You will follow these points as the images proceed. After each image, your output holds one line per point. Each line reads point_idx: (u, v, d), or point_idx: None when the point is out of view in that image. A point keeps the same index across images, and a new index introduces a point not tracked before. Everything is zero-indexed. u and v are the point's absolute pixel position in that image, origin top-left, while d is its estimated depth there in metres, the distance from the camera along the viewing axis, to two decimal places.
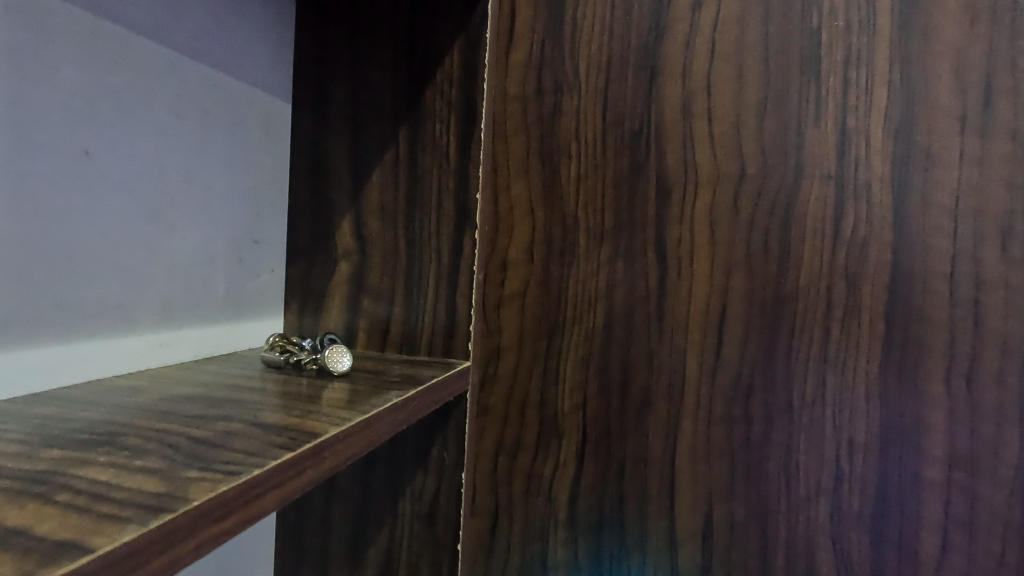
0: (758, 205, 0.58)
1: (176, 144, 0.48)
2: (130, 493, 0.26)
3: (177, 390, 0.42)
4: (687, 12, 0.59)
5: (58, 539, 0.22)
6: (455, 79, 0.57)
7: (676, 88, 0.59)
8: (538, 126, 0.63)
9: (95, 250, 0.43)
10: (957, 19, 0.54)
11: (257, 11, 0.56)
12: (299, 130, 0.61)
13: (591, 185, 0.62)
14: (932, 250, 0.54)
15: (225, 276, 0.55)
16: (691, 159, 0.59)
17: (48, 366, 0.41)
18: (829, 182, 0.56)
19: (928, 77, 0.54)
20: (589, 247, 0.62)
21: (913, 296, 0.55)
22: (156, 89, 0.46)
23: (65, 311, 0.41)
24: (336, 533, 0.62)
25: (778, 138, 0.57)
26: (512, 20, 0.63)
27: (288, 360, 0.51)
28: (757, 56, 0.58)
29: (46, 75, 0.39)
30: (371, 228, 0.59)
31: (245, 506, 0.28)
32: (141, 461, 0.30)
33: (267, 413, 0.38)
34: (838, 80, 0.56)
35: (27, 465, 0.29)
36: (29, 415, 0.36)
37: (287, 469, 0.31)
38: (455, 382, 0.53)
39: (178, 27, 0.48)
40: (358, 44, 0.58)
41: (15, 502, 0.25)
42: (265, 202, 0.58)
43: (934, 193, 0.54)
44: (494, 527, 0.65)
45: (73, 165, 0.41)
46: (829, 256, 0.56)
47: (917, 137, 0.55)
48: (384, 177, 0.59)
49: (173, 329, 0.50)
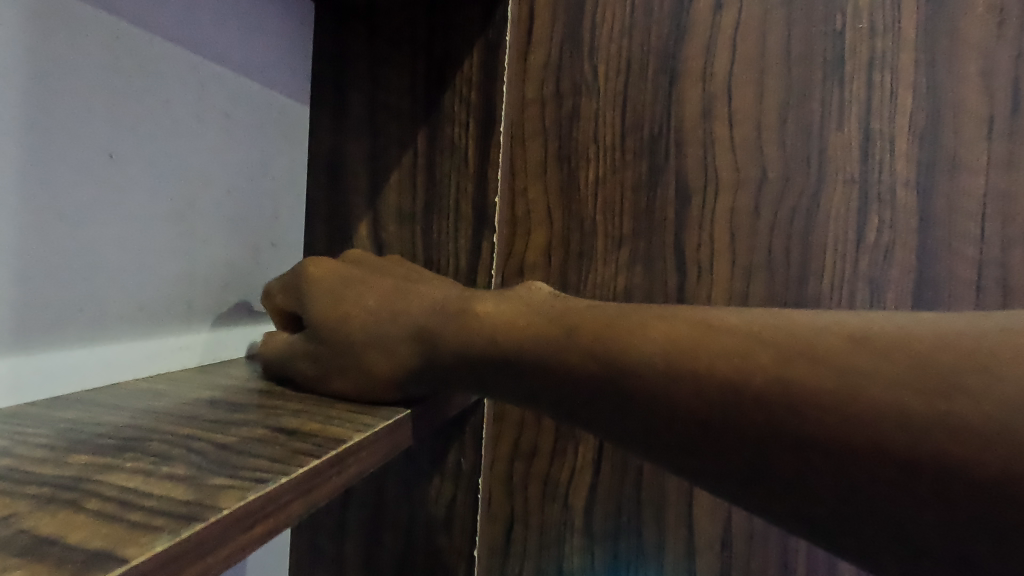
0: (780, 209, 0.57)
1: (196, 146, 0.48)
2: (159, 501, 0.26)
3: (198, 394, 0.42)
4: (708, 14, 0.58)
5: (92, 549, 0.22)
6: (474, 82, 0.58)
7: (697, 91, 0.59)
8: (555, 128, 0.62)
9: (116, 254, 0.43)
10: (983, 21, 0.53)
11: (278, 13, 0.55)
12: (317, 133, 0.61)
13: (610, 189, 0.61)
14: (957, 256, 0.54)
15: (244, 279, 0.55)
16: (711, 163, 0.59)
17: (72, 369, 0.41)
18: (852, 186, 0.56)
19: (954, 81, 0.54)
20: (607, 251, 0.61)
21: (939, 302, 0.54)
22: (178, 92, 0.46)
23: (88, 314, 0.41)
24: (352, 538, 0.62)
25: (800, 141, 0.57)
26: (530, 21, 0.63)
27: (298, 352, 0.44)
28: (779, 58, 0.57)
29: (72, 79, 0.39)
30: (389, 233, 0.60)
31: (271, 514, 0.28)
32: (169, 468, 0.29)
33: (289, 418, 0.38)
34: (860, 84, 0.55)
35: (56, 471, 0.29)
36: (55, 419, 0.36)
37: (311, 477, 0.31)
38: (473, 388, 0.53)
39: (198, 30, 0.47)
40: (376, 50, 0.59)
41: (46, 509, 0.25)
42: (283, 205, 0.58)
43: (959, 198, 0.53)
44: (509, 533, 0.64)
45: (96, 167, 0.41)
46: (852, 261, 0.56)
47: (942, 141, 0.54)
48: (402, 180, 0.60)
49: (192, 331, 0.50)
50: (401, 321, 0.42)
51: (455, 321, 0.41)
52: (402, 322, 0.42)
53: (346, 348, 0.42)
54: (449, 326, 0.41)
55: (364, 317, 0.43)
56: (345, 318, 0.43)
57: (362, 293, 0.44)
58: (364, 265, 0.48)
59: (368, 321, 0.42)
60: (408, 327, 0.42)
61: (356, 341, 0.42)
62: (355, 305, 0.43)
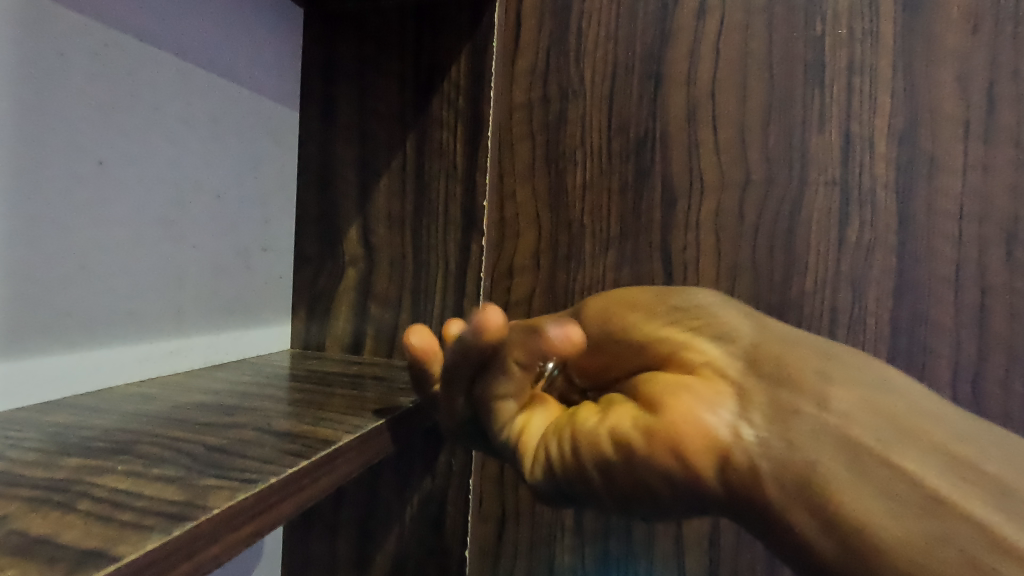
0: (763, 211, 0.58)
1: (186, 153, 0.48)
2: (149, 502, 0.26)
3: (189, 397, 0.43)
4: (691, 20, 0.59)
5: (82, 548, 0.23)
6: (462, 87, 0.59)
7: (681, 95, 0.60)
8: (543, 132, 0.64)
9: (105, 260, 0.43)
10: (959, 26, 0.54)
11: (267, 20, 0.56)
12: (307, 139, 0.62)
13: (597, 192, 0.62)
14: (936, 256, 0.55)
15: (235, 284, 0.55)
16: (695, 165, 0.60)
17: (62, 374, 0.41)
18: (833, 188, 0.57)
19: (931, 85, 0.55)
20: (595, 254, 0.62)
21: (918, 301, 0.55)
22: (167, 99, 0.46)
23: (78, 319, 0.42)
24: (344, 540, 0.62)
25: (783, 143, 0.58)
26: (517, 28, 0.64)
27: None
28: (761, 62, 0.58)
29: (61, 86, 0.39)
30: (379, 236, 0.61)
31: (261, 514, 0.28)
32: (160, 470, 0.30)
33: (280, 420, 0.39)
34: (841, 88, 0.57)
35: (47, 473, 0.29)
36: (46, 423, 0.36)
37: (301, 478, 0.31)
38: None
39: (187, 38, 0.48)
40: (365, 56, 0.60)
41: (37, 511, 0.26)
42: (273, 209, 0.59)
43: (937, 199, 0.55)
44: (500, 532, 0.65)
45: (86, 174, 0.41)
46: (834, 261, 0.57)
47: (920, 143, 0.55)
48: (391, 184, 0.61)
49: (184, 336, 0.50)
50: (659, 353, 0.36)
51: (648, 382, 0.34)
52: (650, 356, 0.36)
53: (603, 327, 0.39)
54: (626, 387, 0.37)
55: (640, 311, 0.37)
56: (634, 301, 0.38)
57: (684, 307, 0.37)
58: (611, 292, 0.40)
59: (643, 321, 0.37)
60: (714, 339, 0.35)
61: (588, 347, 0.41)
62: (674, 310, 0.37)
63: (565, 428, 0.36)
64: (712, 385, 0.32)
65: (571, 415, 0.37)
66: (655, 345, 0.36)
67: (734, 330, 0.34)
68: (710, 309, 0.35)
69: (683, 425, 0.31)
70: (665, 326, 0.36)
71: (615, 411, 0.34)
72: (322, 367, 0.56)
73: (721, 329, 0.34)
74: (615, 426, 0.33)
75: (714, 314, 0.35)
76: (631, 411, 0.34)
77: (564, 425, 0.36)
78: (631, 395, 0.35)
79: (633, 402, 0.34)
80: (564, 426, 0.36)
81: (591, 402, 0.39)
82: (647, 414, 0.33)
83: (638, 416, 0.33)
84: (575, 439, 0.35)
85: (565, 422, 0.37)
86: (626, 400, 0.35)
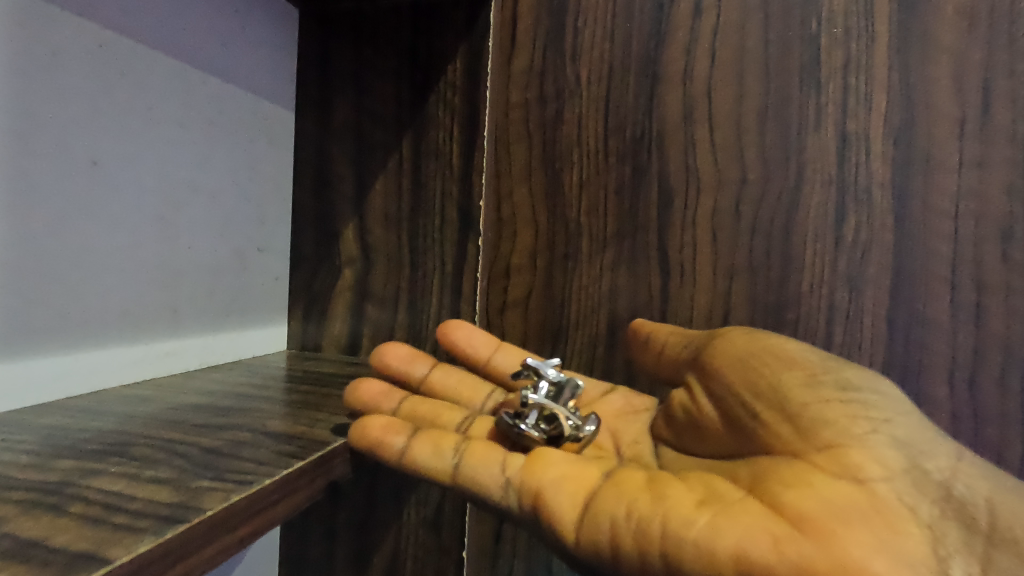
0: (760, 209, 0.58)
1: (181, 153, 0.48)
2: (143, 504, 0.26)
3: (184, 398, 0.43)
4: (688, 19, 0.59)
5: (74, 551, 0.22)
6: (458, 87, 0.59)
7: (678, 94, 0.60)
8: (539, 132, 0.64)
9: (99, 261, 0.43)
10: (954, 25, 0.54)
11: (263, 20, 0.56)
12: (303, 140, 0.62)
13: (594, 191, 0.62)
14: (932, 255, 0.55)
15: (231, 284, 0.55)
16: (692, 164, 0.60)
17: (56, 376, 0.41)
18: (830, 187, 0.57)
19: (928, 83, 0.55)
20: (592, 254, 0.62)
21: (915, 300, 0.55)
22: (162, 99, 0.46)
23: (73, 321, 0.41)
24: (341, 541, 0.62)
25: (779, 142, 0.58)
26: (513, 28, 0.64)
27: (535, 432, 0.42)
28: (758, 61, 0.58)
29: (54, 86, 0.39)
30: (375, 237, 0.61)
31: (256, 516, 0.28)
32: (154, 471, 0.30)
33: (275, 421, 0.39)
34: (837, 87, 0.56)
35: (40, 475, 0.29)
36: (39, 425, 0.36)
37: (296, 479, 0.31)
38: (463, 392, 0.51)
39: (182, 38, 0.48)
40: (361, 56, 0.60)
41: (29, 513, 0.25)
42: (268, 210, 0.59)
43: (933, 199, 0.55)
44: (498, 533, 0.63)
45: (79, 175, 0.41)
46: (831, 260, 0.57)
47: (916, 142, 0.55)
48: (387, 185, 0.61)
49: (179, 337, 0.50)
50: (805, 432, 0.35)
51: (780, 478, 0.33)
52: (789, 430, 0.35)
53: (741, 374, 0.38)
54: (750, 468, 0.36)
55: (799, 372, 0.37)
56: (793, 359, 0.37)
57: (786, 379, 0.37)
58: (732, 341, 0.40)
59: (800, 384, 0.36)
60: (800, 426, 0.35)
61: (711, 402, 0.40)
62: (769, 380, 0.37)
63: (656, 525, 0.32)
64: (879, 511, 0.31)
65: (658, 505, 0.33)
66: (800, 416, 0.35)
67: (916, 443, 0.35)
68: (889, 404, 0.36)
69: (840, 561, 0.29)
70: (823, 394, 0.35)
71: (739, 524, 0.31)
72: (320, 367, 0.56)
73: (902, 435, 0.35)
74: (742, 544, 0.30)
75: (897, 414, 0.36)
76: (767, 526, 0.31)
77: (654, 520, 0.33)
78: (748, 489, 0.34)
79: (767, 511, 0.32)
80: (655, 519, 0.33)
81: (661, 485, 0.35)
82: (798, 536, 0.30)
83: (777, 536, 0.30)
84: (678, 547, 0.31)
85: (656, 513, 0.33)
86: (755, 506, 0.32)
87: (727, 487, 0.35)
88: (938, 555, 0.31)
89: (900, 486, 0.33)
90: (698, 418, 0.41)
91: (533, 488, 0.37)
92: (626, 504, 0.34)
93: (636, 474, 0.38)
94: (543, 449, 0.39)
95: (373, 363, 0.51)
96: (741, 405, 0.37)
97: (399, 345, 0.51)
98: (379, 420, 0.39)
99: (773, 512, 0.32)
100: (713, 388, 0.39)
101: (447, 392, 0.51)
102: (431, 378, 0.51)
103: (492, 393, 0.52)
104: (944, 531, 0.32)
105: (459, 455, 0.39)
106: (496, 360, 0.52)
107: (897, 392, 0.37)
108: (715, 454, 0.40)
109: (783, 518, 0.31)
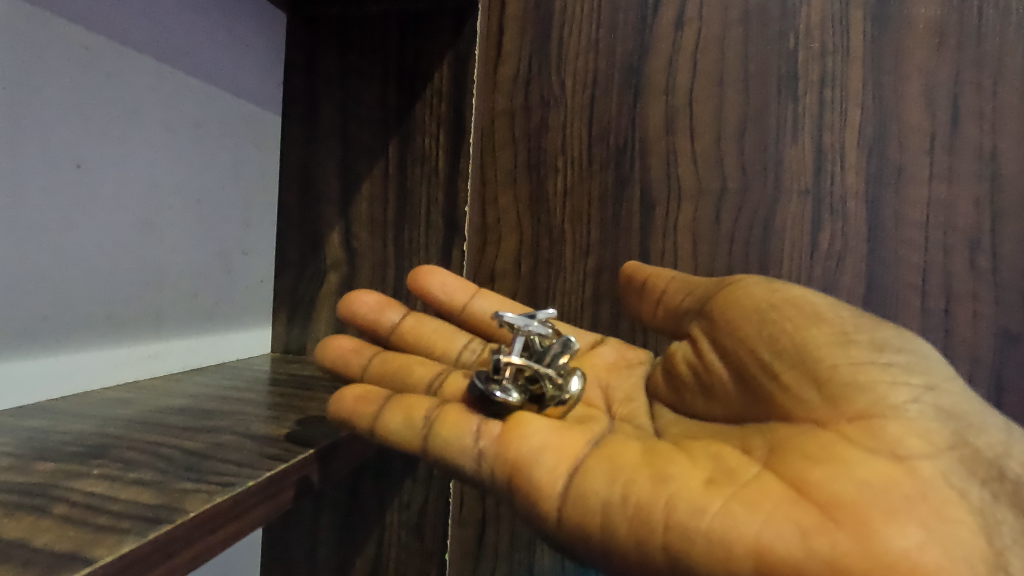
0: (737, 219, 0.59)
1: (165, 155, 0.48)
2: (125, 505, 0.26)
3: (166, 401, 0.43)
4: (669, 31, 0.61)
5: (57, 551, 0.23)
6: (444, 94, 0.60)
7: (660, 104, 0.61)
8: (525, 138, 0.65)
9: (82, 264, 0.43)
10: (924, 42, 0.56)
11: (250, 23, 0.56)
12: (290, 142, 0.62)
13: (578, 197, 0.63)
14: (904, 262, 0.57)
15: (215, 286, 0.55)
16: (673, 172, 0.61)
17: (37, 377, 0.41)
18: (806, 198, 0.58)
19: (900, 97, 0.57)
20: (575, 259, 0.63)
21: (887, 308, 0.57)
22: (148, 102, 0.46)
23: (54, 322, 0.41)
24: (323, 545, 0.62)
25: (757, 154, 0.59)
26: (500, 35, 0.65)
27: (515, 398, 0.41)
28: (735, 74, 0.60)
29: (37, 88, 0.39)
30: (361, 240, 0.61)
31: (237, 517, 0.29)
32: (135, 474, 0.30)
33: (258, 424, 0.39)
34: (813, 100, 0.58)
35: (22, 477, 0.29)
36: (20, 427, 0.36)
37: (275, 482, 0.32)
38: (437, 339, 0.52)
39: (169, 39, 0.48)
40: (348, 60, 0.61)
41: (11, 515, 0.26)
42: (253, 212, 0.59)
43: (905, 210, 0.57)
44: (481, 535, 0.63)
45: (62, 178, 0.41)
46: (807, 268, 0.58)
47: (888, 154, 0.57)
48: (373, 188, 0.61)
49: (161, 341, 0.50)
50: (835, 400, 0.34)
51: (807, 457, 0.33)
52: (815, 395, 0.34)
53: (760, 328, 0.37)
54: (765, 439, 0.36)
55: (828, 331, 0.36)
56: (821, 316, 0.37)
57: (814, 335, 0.36)
58: (751, 293, 0.39)
59: (830, 343, 0.35)
60: (824, 389, 0.34)
61: (723, 358, 0.39)
62: (787, 336, 0.36)
63: (658, 518, 0.32)
64: (926, 496, 0.31)
65: (661, 494, 0.33)
66: (832, 380, 0.34)
67: (964, 415, 0.34)
68: (931, 370, 0.35)
69: (880, 554, 0.28)
70: (856, 355, 0.35)
71: (761, 513, 0.31)
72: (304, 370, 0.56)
73: (948, 405, 0.34)
74: (764, 536, 0.30)
75: (942, 382, 0.35)
76: (793, 516, 0.30)
77: (656, 507, 0.33)
78: (764, 463, 0.34)
79: (793, 496, 0.31)
80: (657, 507, 0.33)
81: (666, 468, 0.35)
82: (831, 527, 0.30)
83: (805, 527, 0.30)
84: (687, 538, 0.31)
85: (659, 499, 0.33)
86: (778, 487, 0.32)
87: (739, 462, 0.35)
88: (994, 547, 0.30)
89: (946, 467, 0.32)
90: (706, 374, 0.41)
91: (509, 460, 0.36)
92: (621, 488, 0.34)
93: (629, 445, 0.38)
94: (521, 413, 0.38)
95: (342, 313, 0.51)
96: (758, 363, 0.37)
97: (367, 295, 0.51)
98: (353, 391, 0.41)
99: (800, 496, 0.31)
100: (723, 342, 0.39)
101: (420, 341, 0.52)
102: (402, 326, 0.52)
103: (468, 343, 0.53)
104: (999, 519, 0.31)
105: (428, 426, 0.39)
106: (473, 305, 0.53)
107: (939, 357, 0.36)
108: (723, 415, 0.40)
109: (814, 503, 0.31)
